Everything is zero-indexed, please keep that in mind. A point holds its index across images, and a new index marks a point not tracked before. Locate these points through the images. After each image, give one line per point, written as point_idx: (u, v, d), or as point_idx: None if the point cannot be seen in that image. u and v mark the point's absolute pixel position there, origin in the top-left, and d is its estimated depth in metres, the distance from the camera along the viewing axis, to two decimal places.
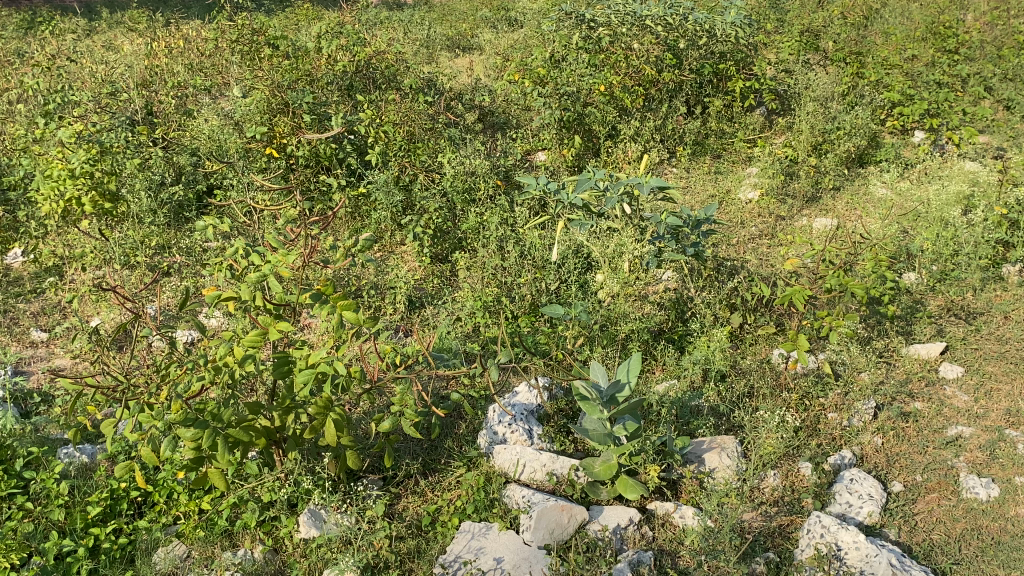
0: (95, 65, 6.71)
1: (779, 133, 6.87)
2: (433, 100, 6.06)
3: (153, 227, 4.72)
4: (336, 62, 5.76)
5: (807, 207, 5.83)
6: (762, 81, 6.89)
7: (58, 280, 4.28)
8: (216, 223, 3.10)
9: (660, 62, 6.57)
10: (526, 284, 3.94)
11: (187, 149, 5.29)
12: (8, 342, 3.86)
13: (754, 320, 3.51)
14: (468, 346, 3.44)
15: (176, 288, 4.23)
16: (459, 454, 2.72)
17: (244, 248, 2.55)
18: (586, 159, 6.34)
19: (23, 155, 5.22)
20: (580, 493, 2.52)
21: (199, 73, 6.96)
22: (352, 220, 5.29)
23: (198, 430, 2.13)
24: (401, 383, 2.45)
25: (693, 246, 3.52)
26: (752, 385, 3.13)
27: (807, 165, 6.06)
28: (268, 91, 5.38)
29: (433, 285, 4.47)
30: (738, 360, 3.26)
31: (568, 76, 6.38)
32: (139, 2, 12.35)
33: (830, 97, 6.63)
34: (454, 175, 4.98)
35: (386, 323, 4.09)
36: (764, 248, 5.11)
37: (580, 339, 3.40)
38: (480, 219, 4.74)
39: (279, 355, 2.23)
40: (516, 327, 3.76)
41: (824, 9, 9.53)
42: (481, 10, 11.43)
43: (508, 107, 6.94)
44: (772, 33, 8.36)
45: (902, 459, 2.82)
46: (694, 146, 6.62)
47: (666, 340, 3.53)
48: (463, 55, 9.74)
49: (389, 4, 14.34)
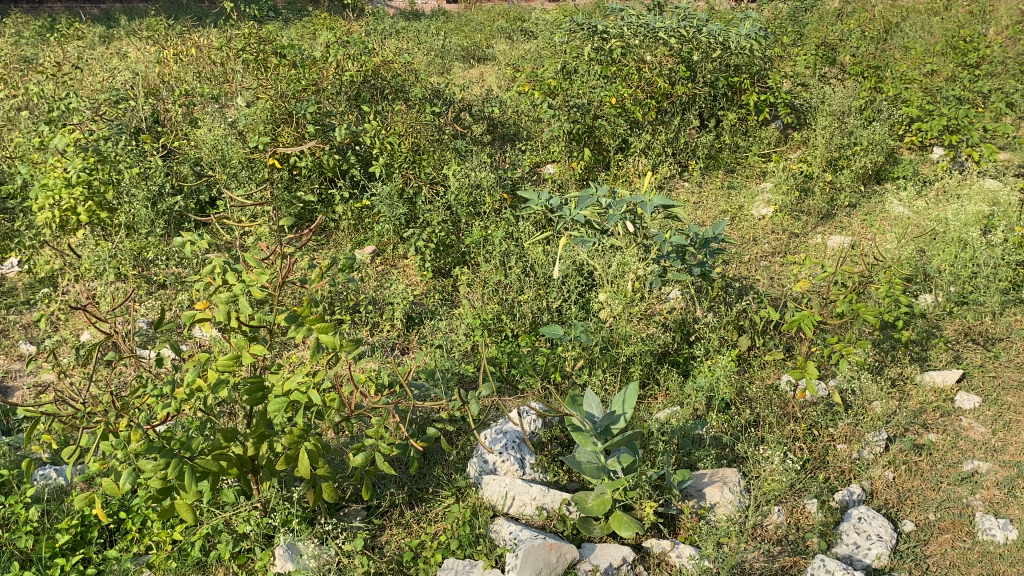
0: (104, 73, 6.67)
1: (795, 148, 6.73)
2: (441, 110, 5.97)
3: (150, 239, 4.62)
4: (344, 71, 5.67)
5: (821, 224, 5.68)
6: (777, 94, 6.75)
7: (51, 291, 4.18)
8: (201, 238, 3.00)
9: (673, 75, 6.47)
10: (527, 302, 3.83)
11: (189, 159, 5.22)
12: None
13: (762, 343, 3.40)
14: (465, 368, 3.33)
15: (171, 302, 4.13)
16: (447, 483, 2.60)
17: (219, 267, 2.43)
18: (596, 173, 6.23)
19: (22, 162, 5.15)
20: (571, 529, 2.37)
21: (208, 81, 6.91)
22: (355, 232, 5.18)
23: (162, 461, 2.02)
24: (382, 412, 2.33)
25: (699, 267, 3.37)
26: (758, 414, 2.99)
27: (823, 181, 5.95)
28: (273, 101, 5.32)
29: (433, 301, 4.35)
30: (745, 387, 3.12)
31: (579, 88, 6.27)
32: (157, 11, 12.41)
33: (847, 112, 6.50)
34: (459, 188, 4.87)
35: (383, 340, 3.97)
36: (776, 266, 4.98)
37: (580, 361, 3.27)
38: (484, 233, 4.63)
39: (251, 381, 2.11)
40: (516, 347, 3.64)
41: (842, 22, 9.40)
42: (498, 20, 11.37)
43: (519, 118, 6.83)
44: (788, 47, 8.26)
45: (914, 496, 2.68)
46: (707, 160, 6.48)
47: (670, 363, 3.40)
48: (477, 65, 9.66)
49: (407, 13, 14.34)
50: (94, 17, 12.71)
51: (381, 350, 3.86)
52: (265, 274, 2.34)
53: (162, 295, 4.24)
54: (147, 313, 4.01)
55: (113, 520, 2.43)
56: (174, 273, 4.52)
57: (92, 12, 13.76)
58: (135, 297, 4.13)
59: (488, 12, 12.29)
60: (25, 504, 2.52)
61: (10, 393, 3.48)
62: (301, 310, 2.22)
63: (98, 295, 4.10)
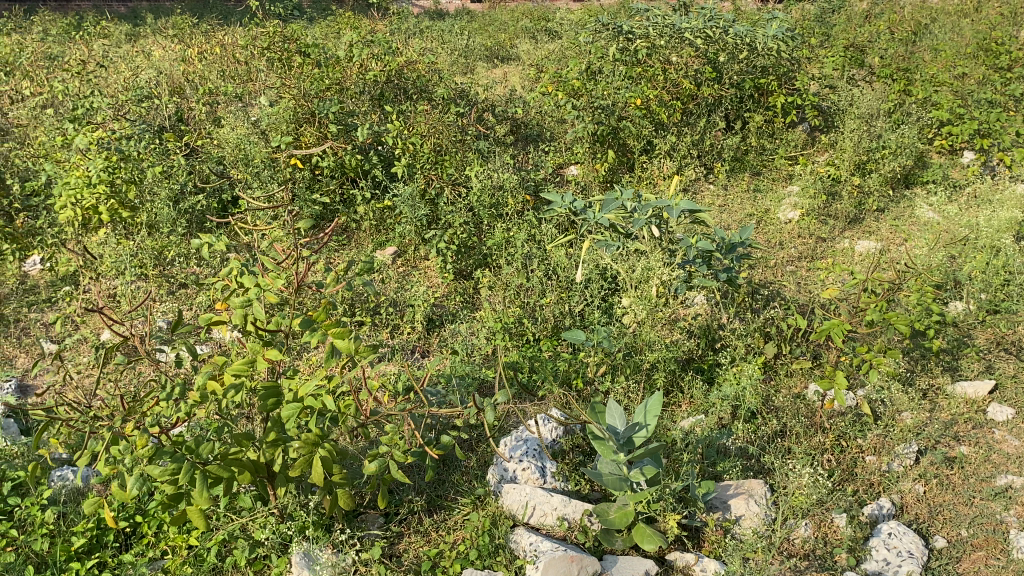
0: (129, 71, 6.69)
1: (823, 150, 6.63)
2: (464, 111, 5.94)
3: (172, 238, 4.61)
4: (367, 71, 5.66)
5: (849, 228, 5.59)
6: (805, 96, 6.66)
7: (72, 290, 4.18)
8: (219, 238, 2.98)
9: (699, 76, 6.40)
10: (548, 306, 3.79)
11: (212, 158, 5.22)
12: (18, 355, 3.78)
13: (789, 351, 3.34)
14: (486, 372, 3.28)
15: (193, 301, 4.12)
16: (467, 491, 2.56)
17: (238, 268, 2.39)
18: (620, 174, 6.16)
19: (47, 160, 5.17)
20: (592, 541, 2.32)
21: (232, 79, 6.92)
22: (377, 233, 5.14)
23: (174, 465, 1.97)
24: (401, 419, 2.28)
25: (725, 272, 3.34)
26: (785, 424, 2.93)
27: (851, 185, 5.86)
28: (296, 100, 5.31)
29: (454, 304, 4.31)
30: (772, 396, 3.05)
31: (604, 89, 6.22)
32: (184, 9, 12.49)
33: (876, 115, 6.42)
34: (481, 189, 4.83)
35: (404, 343, 3.94)
36: (803, 271, 4.90)
37: (602, 367, 3.23)
38: (506, 235, 4.59)
39: (266, 385, 2.08)
40: (537, 352, 3.59)
41: (871, 24, 9.30)
42: (522, 20, 11.35)
43: (542, 119, 6.78)
44: (815, 49, 8.19)
45: (946, 511, 2.61)
46: (733, 162, 6.40)
47: (694, 370, 3.33)
48: (500, 65, 9.61)
49: (431, 12, 14.33)
50: (122, 15, 12.80)
51: (402, 353, 3.82)
52: (281, 277, 2.28)
53: (183, 295, 4.22)
54: (167, 312, 4.00)
55: (129, 524, 2.40)
56: (195, 273, 4.50)
57: (120, 10, 13.89)
58: (156, 296, 4.12)
59: (512, 11, 12.26)
60: (41, 506, 2.50)
61: (31, 392, 3.48)
62: (314, 314, 2.12)
63: (119, 294, 4.09)
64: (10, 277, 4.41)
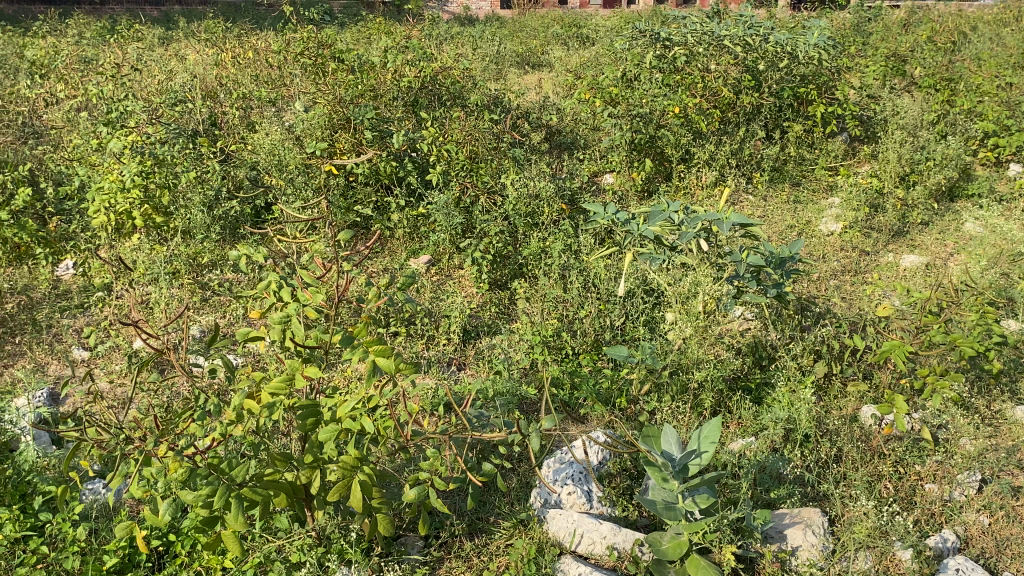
0: (163, 75, 6.67)
1: (864, 161, 6.47)
2: (499, 119, 5.88)
3: (206, 243, 4.55)
4: (402, 77, 5.60)
5: (893, 241, 5.44)
6: (846, 105, 6.51)
7: (105, 296, 4.12)
8: (255, 250, 2.90)
9: (738, 84, 6.29)
10: (588, 319, 3.68)
11: (246, 163, 5.17)
12: (49, 362, 3.72)
13: (841, 371, 3.24)
14: (526, 389, 3.18)
15: (226, 309, 4.06)
16: (509, 514, 2.46)
17: (276, 282, 2.29)
18: (656, 183, 6.04)
19: (81, 164, 5.14)
20: (644, 572, 2.20)
21: (266, 84, 6.89)
22: (410, 241, 5.03)
23: (211, 487, 1.88)
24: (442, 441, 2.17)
25: (775, 288, 3.21)
26: (840, 448, 2.80)
27: (895, 198, 5.71)
28: (331, 106, 5.24)
29: (490, 314, 4.21)
30: (825, 419, 2.93)
31: (641, 97, 6.12)
32: (216, 13, 12.52)
33: (919, 127, 6.29)
34: (518, 197, 4.77)
35: (439, 355, 3.84)
36: (847, 285, 4.76)
37: (646, 386, 3.12)
38: (543, 245, 4.49)
39: (306, 403, 1.98)
40: (577, 367, 3.48)
41: (910, 33, 9.14)
42: (553, 26, 11.28)
43: (576, 126, 6.68)
44: (854, 58, 8.05)
45: (1015, 545, 2.47)
46: (773, 172, 6.24)
47: (742, 389, 3.21)
48: (532, 71, 9.52)
49: (462, 19, 14.28)
50: (154, 19, 12.85)
51: (438, 365, 3.72)
52: (321, 292, 2.20)
53: (216, 303, 4.16)
54: (200, 320, 3.94)
55: (161, 542, 2.32)
56: (228, 280, 4.44)
57: (152, 13, 13.97)
58: (188, 304, 4.06)
59: (542, 18, 12.20)
60: (72, 522, 2.44)
61: (62, 400, 3.43)
62: (355, 329, 1.99)
63: (151, 300, 4.04)
64: (43, 281, 4.37)
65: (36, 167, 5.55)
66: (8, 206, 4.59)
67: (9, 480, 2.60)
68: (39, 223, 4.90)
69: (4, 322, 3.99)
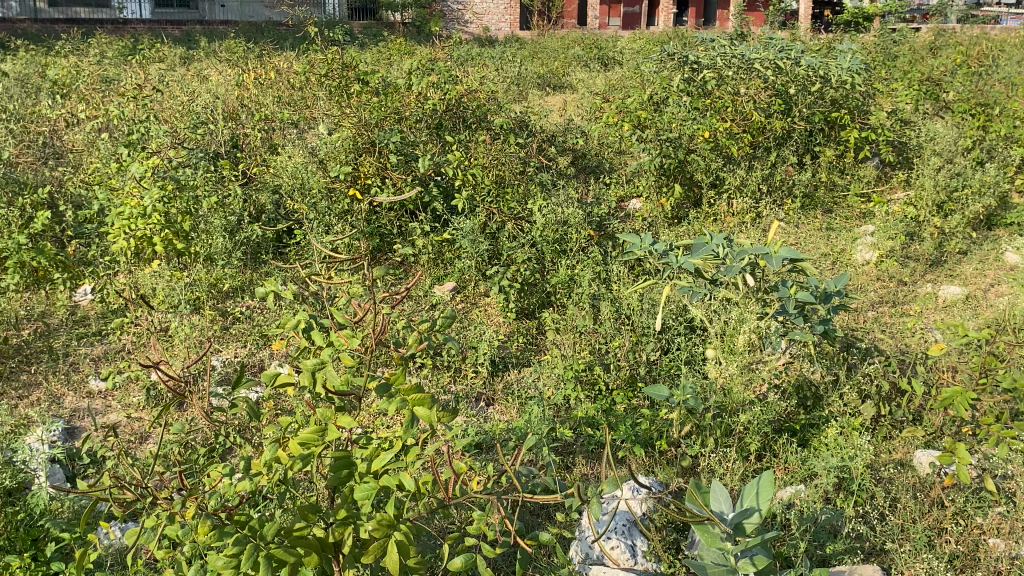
0: (184, 96, 6.60)
1: (898, 187, 6.30)
2: (524, 143, 5.77)
3: (227, 270, 4.45)
4: (427, 100, 5.49)
5: (931, 271, 5.24)
6: (879, 130, 6.36)
7: (123, 323, 4.01)
8: (278, 285, 2.76)
9: (768, 108, 6.14)
10: (623, 353, 3.55)
11: (268, 186, 5.10)
12: (65, 392, 3.61)
13: (890, 414, 3.09)
14: (561, 428, 3.05)
15: (247, 338, 3.94)
16: (548, 570, 2.31)
17: (306, 320, 2.22)
18: (686, 210, 5.89)
19: (100, 187, 5.04)
20: None
21: (288, 106, 6.81)
22: (434, 267, 4.86)
23: (237, 548, 1.73)
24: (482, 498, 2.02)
25: (822, 325, 3.03)
26: (897, 498, 2.64)
27: (932, 226, 5.51)
28: (354, 130, 5.13)
29: (518, 345, 4.04)
30: (878, 468, 2.77)
31: (670, 120, 5.97)
32: (235, 33, 12.47)
33: (954, 154, 6.13)
34: (545, 224, 4.64)
35: (467, 390, 3.67)
36: (886, 317, 4.57)
37: (686, 427, 2.98)
38: (572, 273, 4.35)
39: (336, 453, 1.83)
40: (612, 405, 3.32)
41: (940, 57, 9.00)
42: (573, 48, 11.19)
43: (602, 149, 6.54)
44: (886, 82, 7.90)
45: None
46: (804, 199, 6.04)
47: (787, 432, 3.06)
48: (554, 92, 9.38)
49: (481, 39, 14.16)
50: (174, 38, 12.87)
51: (465, 400, 3.56)
52: (357, 337, 2.08)
53: (236, 331, 4.02)
54: (220, 351, 3.83)
55: None
56: (248, 309, 4.32)
57: (174, 32, 14.02)
58: (208, 334, 3.94)
59: (562, 39, 12.11)
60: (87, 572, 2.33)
61: (78, 435, 3.31)
62: (392, 377, 1.85)
63: (170, 330, 3.93)
64: (60, 307, 4.27)
65: (55, 189, 5.47)
66: (27, 229, 4.51)
67: (21, 524, 2.49)
68: (58, 246, 4.82)
69: (19, 350, 3.89)
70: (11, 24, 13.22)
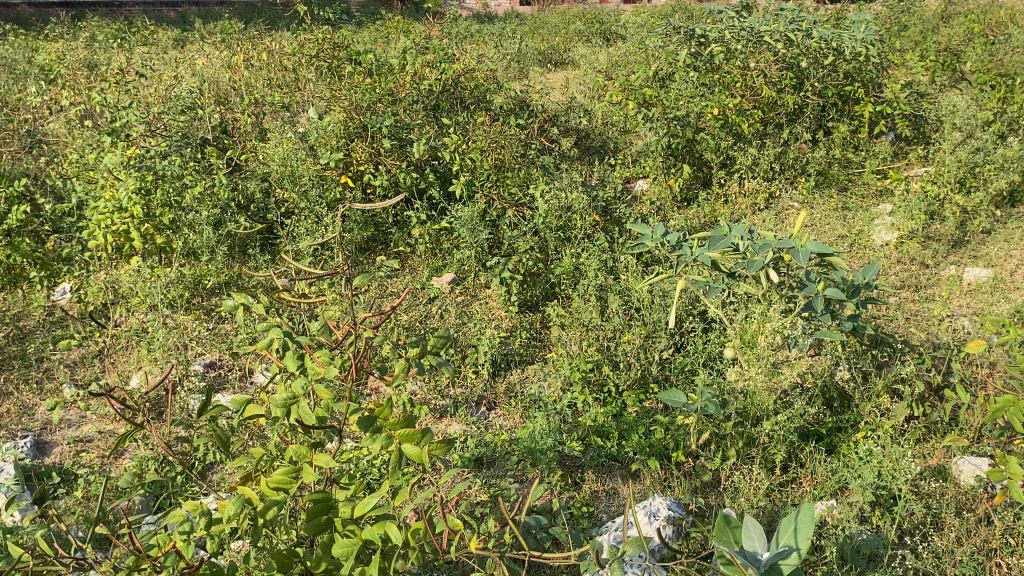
0: (170, 79, 6.32)
1: (915, 163, 5.98)
2: (526, 124, 5.50)
3: (213, 265, 4.22)
4: (422, 80, 5.22)
5: (953, 253, 4.93)
6: (895, 103, 6.04)
7: (102, 326, 3.79)
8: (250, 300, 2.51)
9: (779, 83, 5.84)
10: (633, 351, 3.31)
11: (256, 175, 4.84)
12: (38, 402, 3.38)
13: (923, 415, 2.85)
14: (568, 441, 2.82)
15: (233, 340, 3.72)
16: None
17: (279, 339, 2.06)
18: (695, 191, 5.60)
19: (79, 179, 4.79)
20: None
21: (279, 88, 6.55)
22: (433, 258, 4.62)
23: None
24: (488, 547, 1.77)
25: (851, 321, 2.80)
26: (938, 515, 2.42)
27: (954, 205, 5.20)
28: (346, 114, 4.86)
29: (521, 341, 3.78)
30: (919, 481, 2.54)
31: (677, 97, 5.67)
32: (230, 15, 12.16)
33: (975, 126, 5.77)
34: (548, 210, 4.36)
35: (468, 394, 3.39)
36: (911, 303, 4.27)
37: (705, 437, 2.76)
38: (576, 262, 4.10)
39: (313, 499, 1.59)
40: (623, 408, 3.10)
41: (953, 27, 8.65)
42: (575, 23, 10.85)
43: (606, 129, 6.24)
44: (899, 53, 7.57)
45: None
46: (818, 177, 5.72)
47: (814, 438, 2.83)
48: (555, 70, 9.08)
49: (480, 16, 13.71)
50: (171, 20, 12.60)
51: (465, 404, 3.32)
52: (333, 365, 1.90)
53: (223, 331, 3.79)
54: (202, 353, 3.63)
55: None
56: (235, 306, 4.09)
57: (169, 15, 13.71)
58: (189, 337, 3.71)
59: (563, 14, 11.75)
60: None
61: (49, 450, 3.09)
62: (376, 411, 1.60)
63: (149, 334, 3.73)
64: (37, 308, 4.04)
65: (35, 181, 5.22)
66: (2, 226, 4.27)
67: None
68: (36, 242, 4.59)
69: None
70: (7, 9, 12.97)
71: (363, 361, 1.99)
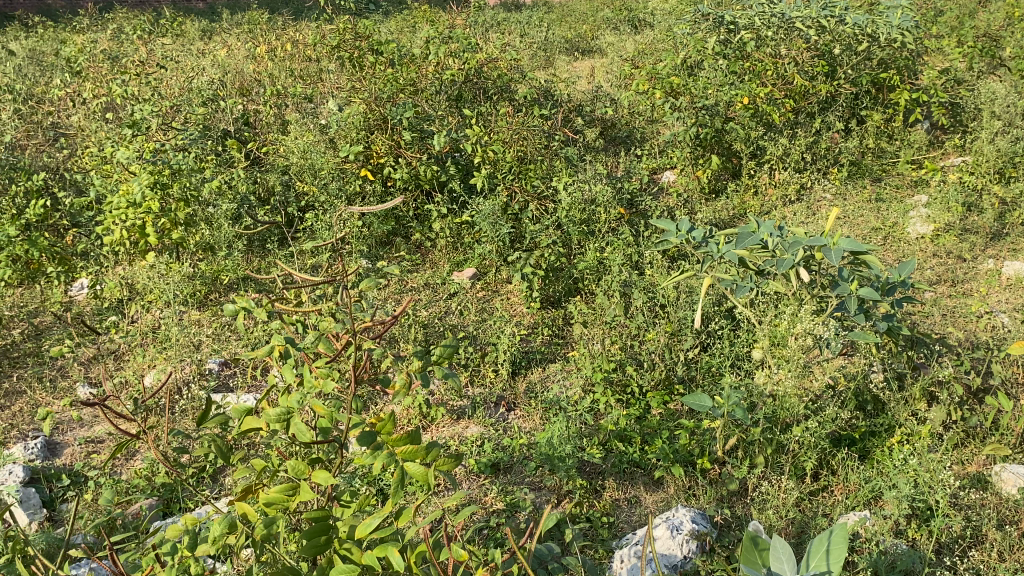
0: (191, 70, 6.25)
1: (951, 152, 5.80)
2: (550, 114, 5.38)
3: (230, 261, 4.16)
4: (444, 70, 5.12)
5: (992, 245, 4.75)
6: (932, 91, 5.85)
7: (117, 324, 3.73)
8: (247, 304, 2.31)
9: (811, 71, 5.66)
10: (658, 350, 3.20)
11: (276, 168, 4.78)
12: (51, 401, 3.33)
13: (962, 419, 2.72)
14: (588, 447, 2.72)
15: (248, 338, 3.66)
16: None
17: (281, 346, 1.98)
18: (723, 182, 5.46)
19: (98, 173, 4.75)
20: None
21: (301, 79, 6.47)
22: (454, 252, 4.53)
23: None
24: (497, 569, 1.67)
25: (886, 322, 2.70)
26: (978, 529, 2.30)
27: (993, 195, 5.01)
28: (366, 105, 4.75)
29: (542, 339, 3.68)
30: (957, 492, 2.42)
31: (706, 86, 5.48)
32: (257, 6, 12.12)
33: (1015, 114, 5.57)
34: (571, 203, 4.25)
35: (486, 393, 3.30)
36: (947, 298, 4.11)
37: (732, 443, 2.65)
38: (600, 257, 3.99)
39: (310, 519, 1.51)
40: (646, 411, 2.99)
41: (992, 12, 8.40)
42: (603, 10, 10.68)
43: (633, 118, 6.11)
44: (936, 38, 7.35)
45: None
46: (851, 166, 5.56)
47: (847, 444, 2.71)
48: (581, 58, 8.94)
49: (506, 3, 13.55)
50: (200, 11, 12.58)
51: (484, 405, 3.23)
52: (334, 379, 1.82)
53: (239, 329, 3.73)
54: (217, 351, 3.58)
55: None
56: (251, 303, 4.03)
57: (197, 6, 13.68)
58: (204, 336, 3.65)
59: (590, 1, 11.58)
60: None
61: (60, 451, 3.04)
62: (378, 426, 1.51)
63: (164, 331, 3.67)
64: (54, 304, 4.00)
65: (55, 175, 5.19)
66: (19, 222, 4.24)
67: None
68: (55, 237, 4.55)
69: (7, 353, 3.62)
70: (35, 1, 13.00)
71: (366, 375, 1.92)
